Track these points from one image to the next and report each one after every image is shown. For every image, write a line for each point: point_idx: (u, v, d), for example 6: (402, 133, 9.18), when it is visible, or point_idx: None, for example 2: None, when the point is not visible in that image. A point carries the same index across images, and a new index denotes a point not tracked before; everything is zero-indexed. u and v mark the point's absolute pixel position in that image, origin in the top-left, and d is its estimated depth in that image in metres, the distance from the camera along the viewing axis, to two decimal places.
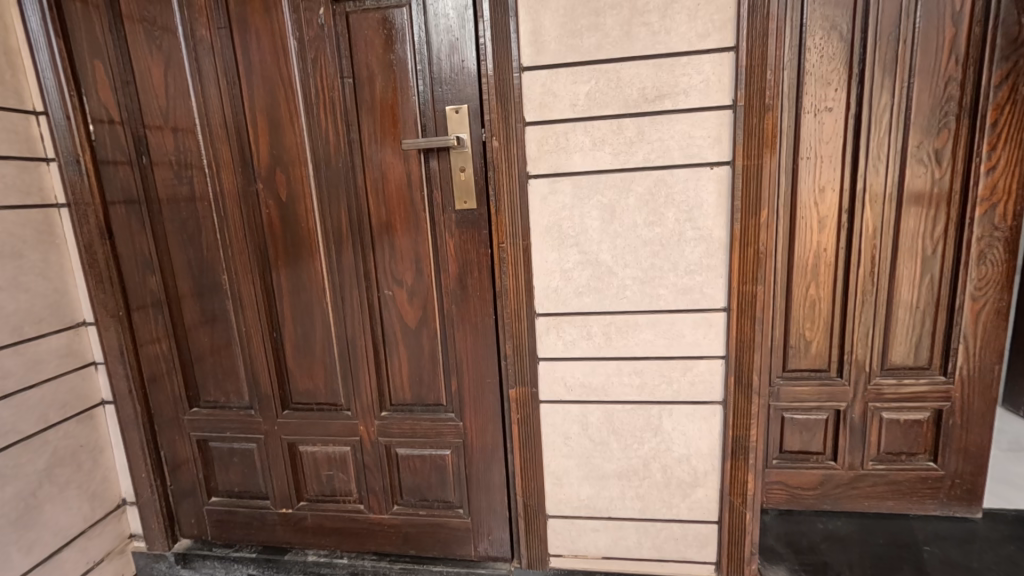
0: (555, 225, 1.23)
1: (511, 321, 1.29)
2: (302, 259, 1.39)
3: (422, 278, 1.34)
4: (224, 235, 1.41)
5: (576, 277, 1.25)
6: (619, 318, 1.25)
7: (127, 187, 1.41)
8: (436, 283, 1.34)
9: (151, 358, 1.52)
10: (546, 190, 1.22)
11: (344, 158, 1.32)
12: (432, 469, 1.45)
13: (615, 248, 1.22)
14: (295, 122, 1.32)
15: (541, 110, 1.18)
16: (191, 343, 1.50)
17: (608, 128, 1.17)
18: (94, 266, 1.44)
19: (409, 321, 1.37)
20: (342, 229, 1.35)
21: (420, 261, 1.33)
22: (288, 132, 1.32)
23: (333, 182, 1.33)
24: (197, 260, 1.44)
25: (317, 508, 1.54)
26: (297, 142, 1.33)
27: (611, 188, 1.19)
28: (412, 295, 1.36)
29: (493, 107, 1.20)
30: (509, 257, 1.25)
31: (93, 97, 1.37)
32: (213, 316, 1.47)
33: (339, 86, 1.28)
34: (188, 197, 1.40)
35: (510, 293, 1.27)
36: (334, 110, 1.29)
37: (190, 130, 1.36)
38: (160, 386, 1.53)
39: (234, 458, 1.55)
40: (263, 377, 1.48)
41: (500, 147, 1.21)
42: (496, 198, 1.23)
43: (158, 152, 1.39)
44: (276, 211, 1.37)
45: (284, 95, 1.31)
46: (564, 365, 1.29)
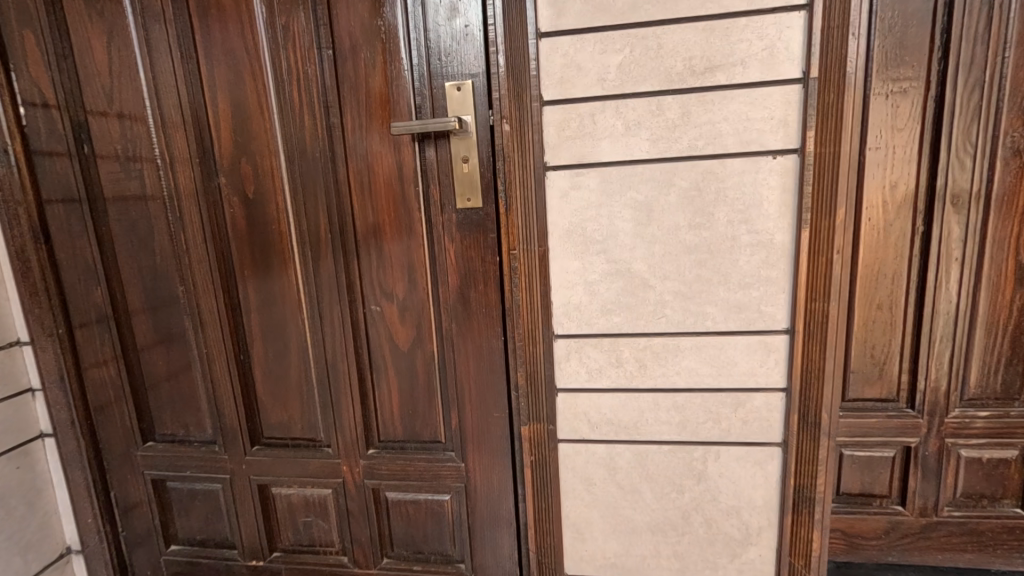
0: (578, 229, 1.01)
1: (523, 344, 1.06)
2: (273, 268, 1.16)
3: (416, 291, 1.11)
4: (181, 241, 1.18)
5: (603, 292, 1.02)
6: (656, 341, 1.03)
7: (66, 182, 1.18)
8: (433, 297, 1.11)
9: (97, 384, 1.29)
10: (567, 185, 0.99)
11: (322, 148, 1.09)
12: (428, 517, 1.22)
13: (652, 257, 1.00)
14: (263, 104, 1.09)
15: (561, 87, 0.96)
16: (144, 366, 1.27)
17: (646, 109, 0.95)
18: (27, 276, 1.21)
19: (400, 342, 1.14)
20: (321, 232, 1.13)
21: (413, 271, 1.11)
22: (256, 116, 1.10)
23: (309, 176, 1.11)
24: (149, 269, 1.21)
25: (295, 559, 1.31)
26: (266, 128, 1.10)
27: (649, 182, 0.97)
28: (404, 311, 1.13)
29: (503, 84, 0.97)
30: (522, 266, 1.03)
31: (24, 75, 1.14)
32: (169, 336, 1.24)
33: (316, 60, 1.06)
34: (137, 194, 1.18)
35: (523, 310, 1.04)
36: (310, 90, 1.07)
37: (139, 115, 1.14)
38: (109, 416, 1.31)
39: (195, 501, 1.32)
40: (229, 407, 1.25)
41: (511, 132, 0.98)
42: (505, 194, 1.01)
43: (102, 141, 1.17)
44: (241, 211, 1.15)
45: (250, 71, 1.08)
46: (587, 398, 1.07)
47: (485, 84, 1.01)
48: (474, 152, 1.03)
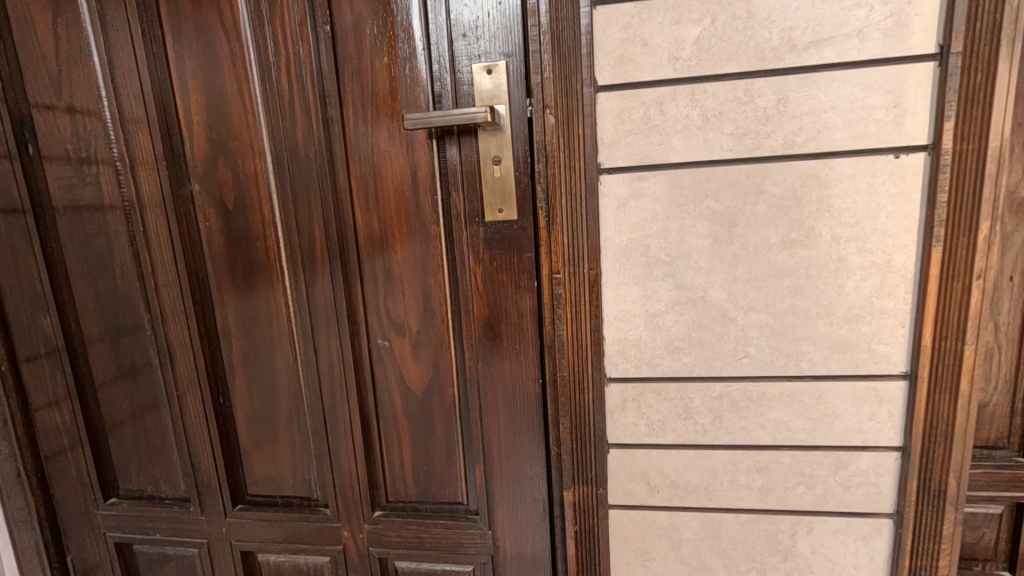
0: (638, 247, 0.80)
1: (568, 389, 0.85)
2: (259, 292, 0.95)
3: (433, 322, 0.91)
4: (146, 260, 0.97)
5: (670, 325, 0.82)
6: (735, 387, 0.82)
7: (6, 190, 0.97)
8: (454, 329, 0.91)
9: (48, 430, 1.07)
10: (626, 192, 0.79)
11: (317, 146, 0.88)
12: None
13: (733, 282, 0.79)
14: (244, 93, 0.88)
15: (621, 68, 0.76)
16: (104, 409, 1.06)
17: (729, 96, 0.74)
18: None
19: (414, 384, 0.93)
20: (316, 249, 0.92)
21: (430, 297, 0.90)
22: (236, 107, 0.89)
23: (302, 181, 0.90)
24: (108, 294, 1.00)
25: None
26: (248, 121, 0.89)
27: (731, 189, 0.76)
28: (419, 346, 0.92)
29: (547, 63, 0.76)
30: (568, 294, 0.82)
31: None
32: (134, 374, 1.03)
33: (310, 37, 0.85)
34: (92, 203, 0.97)
35: (568, 348, 0.84)
36: (302, 74, 0.86)
37: (93, 107, 0.93)
38: (64, 469, 1.09)
39: (167, 568, 1.11)
40: (207, 459, 1.04)
41: (556, 125, 0.78)
42: (547, 204, 0.80)
43: (50, 140, 0.96)
44: (218, 224, 0.94)
45: (227, 52, 0.87)
46: (646, 456, 0.87)
47: (521, 65, 0.80)
48: (507, 151, 0.82)
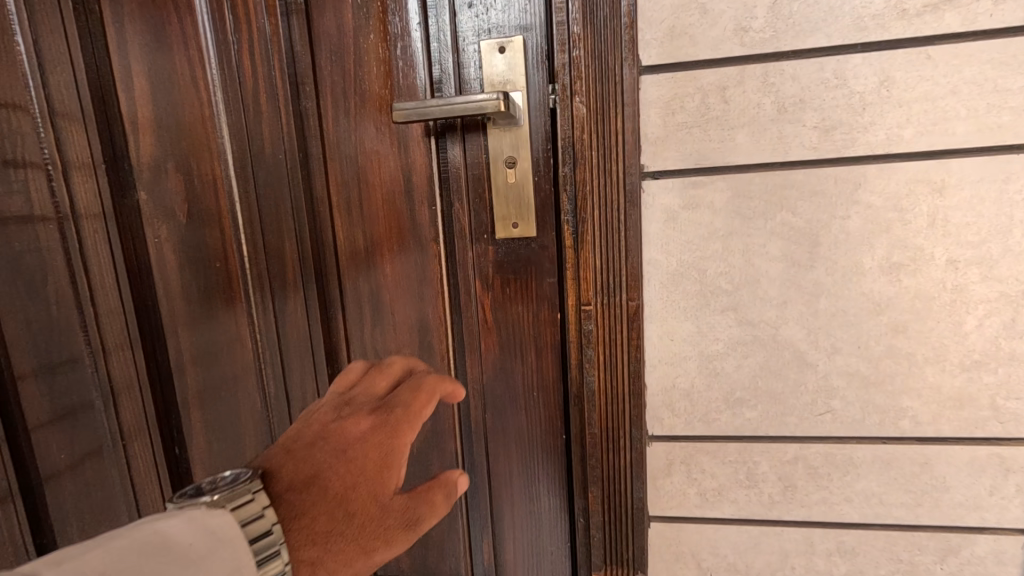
0: (691, 273, 0.63)
1: (600, 447, 0.68)
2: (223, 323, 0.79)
3: (432, 362, 0.73)
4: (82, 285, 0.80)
5: (729, 370, 0.65)
6: (813, 450, 0.65)
7: None
8: (458, 371, 0.73)
9: None
10: (676, 203, 0.62)
11: (286, 144, 0.71)
12: None
13: (814, 318, 0.62)
14: (201, 81, 0.73)
15: (671, 44, 0.59)
16: None
17: (815, 78, 0.57)
18: None
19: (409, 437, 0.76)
20: (289, 271, 0.75)
21: (426, 331, 0.73)
22: (191, 99, 0.73)
23: (270, 187, 0.73)
24: None
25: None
26: (204, 115, 0.73)
27: (815, 198, 0.59)
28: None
29: (575, 38, 0.59)
30: (601, 331, 0.65)
31: None
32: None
33: (279, 10, 0.69)
34: None
35: (600, 396, 0.67)
36: (268, 55, 0.69)
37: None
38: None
39: None
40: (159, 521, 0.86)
41: (586, 117, 0.61)
42: (574, 218, 0.63)
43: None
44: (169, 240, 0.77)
45: (179, 30, 0.71)
46: (697, 533, 0.69)
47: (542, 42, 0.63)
48: (523, 150, 0.65)
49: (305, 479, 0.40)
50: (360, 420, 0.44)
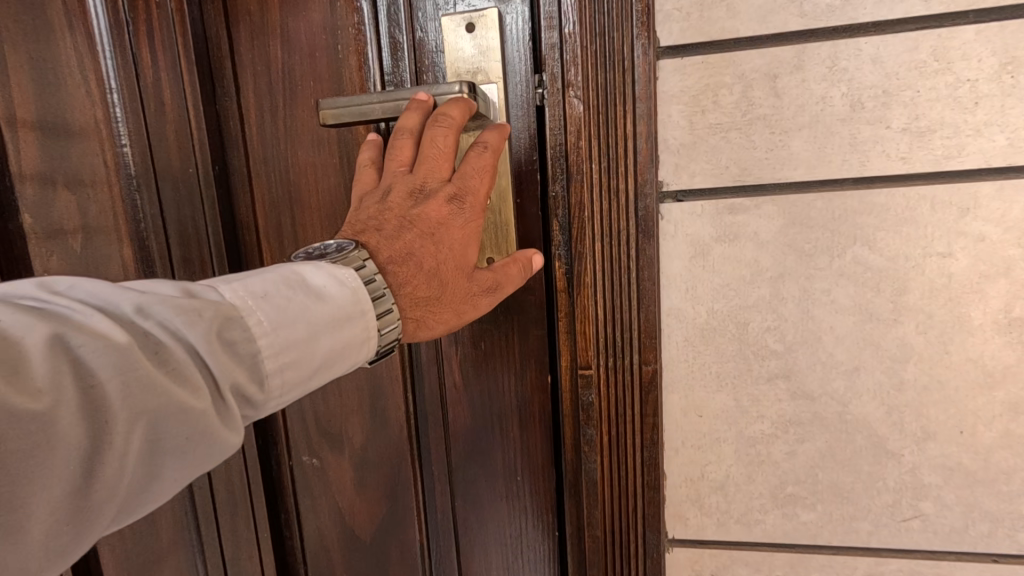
0: (727, 327, 0.46)
1: (603, 554, 0.51)
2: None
3: (387, 434, 0.56)
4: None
5: (778, 458, 0.48)
6: (893, 568, 0.48)
7: None
8: (420, 446, 0.56)
9: None
10: (707, 233, 0.45)
11: (194, 153, 0.54)
12: None
13: (897, 391, 0.45)
14: (81, 69, 0.55)
15: (702, 16, 0.43)
16: None
17: (905, 60, 0.41)
18: None
19: (360, 526, 0.59)
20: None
21: (378, 395, 0.56)
22: (69, 91, 0.55)
23: (176, 209, 0.56)
24: None
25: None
26: (88, 115, 0.56)
27: (902, 229, 0.43)
28: (365, 469, 0.58)
29: (569, 9, 0.44)
30: (606, 403, 0.48)
31: None
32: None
33: None
34: None
35: (603, 488, 0.50)
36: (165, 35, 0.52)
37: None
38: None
39: None
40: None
41: (585, 117, 0.44)
42: (568, 254, 0.47)
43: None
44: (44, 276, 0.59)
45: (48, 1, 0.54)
46: None
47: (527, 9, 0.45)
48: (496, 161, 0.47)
49: (401, 256, 0.39)
50: (441, 209, 0.40)
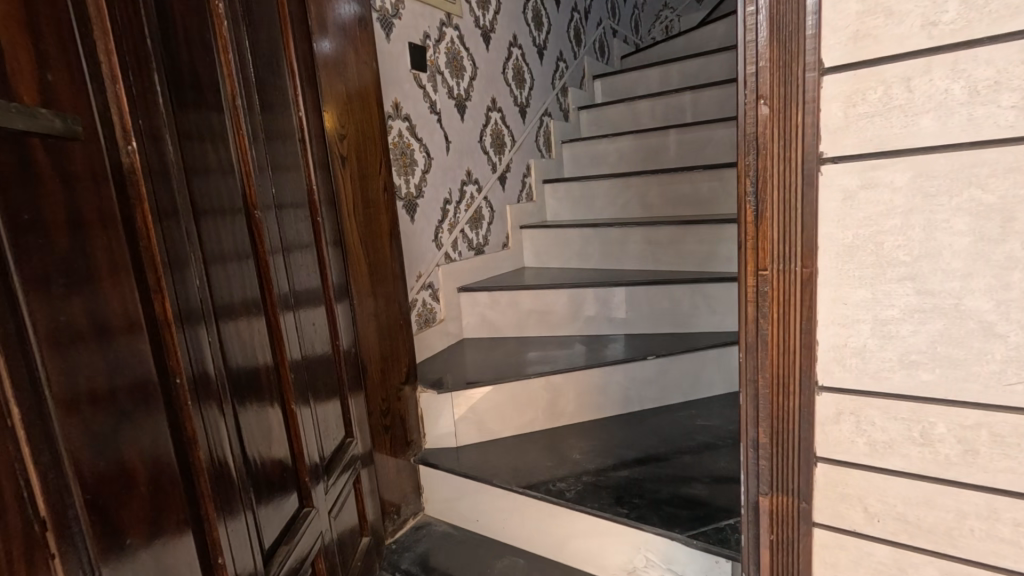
0: (867, 245, 0.71)
1: (773, 393, 0.81)
2: (206, 360, 0.81)
3: (62, 489, 0.55)
4: (250, 262, 1.00)
5: (905, 334, 0.71)
6: (999, 419, 0.67)
7: (298, 195, 1.24)
8: (58, 520, 0.54)
9: (325, 372, 1.31)
10: (854, 183, 0.71)
11: (181, 188, 0.80)
12: (674, 549, 1.34)
13: (1005, 290, 0.65)
14: (135, 93, 0.71)
15: (856, 45, 0.68)
16: (338, 366, 1.38)
17: (1012, 60, 0.60)
18: (324, 270, 1.34)
19: (143, 545, 0.65)
20: (128, 303, 0.67)
21: (59, 444, 0.56)
22: (147, 115, 0.73)
23: (206, 229, 0.87)
24: (334, 283, 1.38)
25: (573, 509, 1.47)
26: (209, 177, 0.90)
27: (1010, 175, 0.62)
28: (116, 487, 0.62)
29: (762, 51, 0.73)
30: (776, 292, 0.78)
31: (296, 113, 1.28)
32: (303, 376, 1.17)
33: (150, 90, 0.75)
34: (315, 224, 1.32)
35: (774, 348, 0.79)
36: (142, 115, 0.73)
37: (249, 124, 1.04)
38: (349, 413, 1.42)
39: (469, 489, 1.67)
40: (270, 526, 0.99)
41: (770, 116, 0.73)
42: (755, 199, 0.77)
43: (307, 172, 1.30)
44: (285, 255, 1.15)
45: (187, 98, 0.86)
46: (866, 477, 0.77)
47: None
48: None
49: None
50: None
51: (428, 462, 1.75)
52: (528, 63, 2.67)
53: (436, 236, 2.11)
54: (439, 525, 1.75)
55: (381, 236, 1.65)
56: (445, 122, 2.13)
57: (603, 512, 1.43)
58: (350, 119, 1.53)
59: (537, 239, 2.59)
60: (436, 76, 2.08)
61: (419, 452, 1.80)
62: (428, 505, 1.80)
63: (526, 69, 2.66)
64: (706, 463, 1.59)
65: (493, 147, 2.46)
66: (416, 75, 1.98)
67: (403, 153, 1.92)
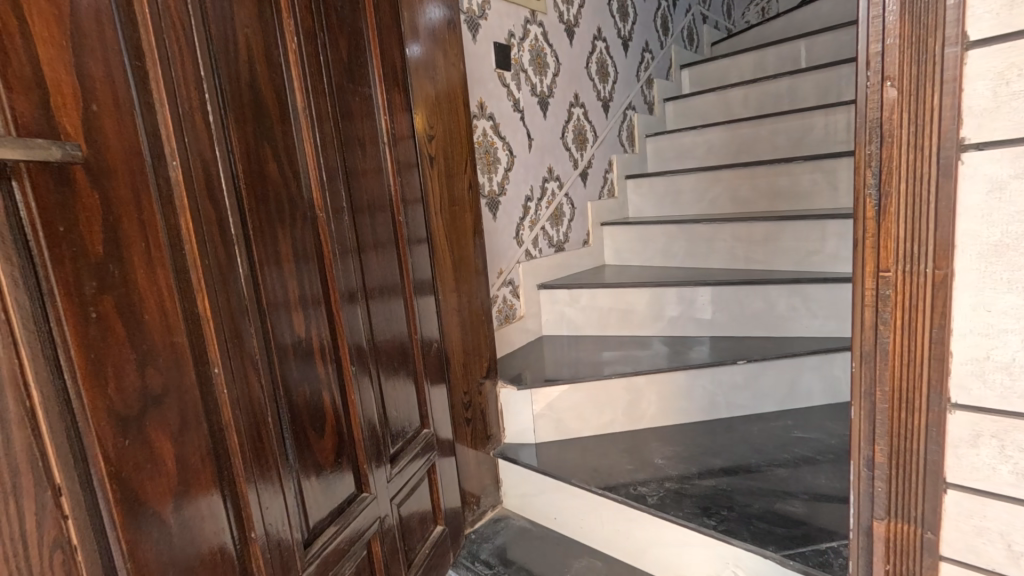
0: (1019, 244, 0.62)
1: (895, 408, 0.72)
2: (248, 350, 0.90)
3: (80, 463, 0.64)
4: (312, 261, 1.07)
5: None
6: None
7: (374, 193, 1.30)
8: (76, 488, 0.64)
9: (398, 360, 1.37)
10: (1004, 173, 0.62)
11: (230, 195, 0.88)
12: (767, 568, 1.26)
13: None
14: (184, 115, 0.80)
15: (1010, 14, 0.59)
16: (416, 353, 1.45)
17: None
18: (403, 260, 1.41)
19: (169, 512, 0.75)
20: (165, 302, 0.76)
21: (79, 424, 0.65)
22: (194, 135, 0.82)
23: (262, 228, 0.95)
24: (412, 274, 1.44)
25: (655, 516, 1.42)
26: (267, 181, 0.97)
27: None
28: (140, 463, 0.71)
29: (891, 27, 0.65)
30: (900, 296, 0.69)
31: (382, 118, 1.35)
32: (367, 366, 1.23)
33: (202, 108, 0.84)
34: (394, 220, 1.38)
35: (896, 358, 0.71)
36: (189, 132, 0.81)
37: (321, 129, 1.11)
38: (425, 401, 1.48)
39: (547, 486, 1.67)
40: (318, 505, 1.06)
41: (899, 100, 0.66)
42: (877, 192, 0.69)
43: (388, 171, 1.36)
44: (357, 247, 1.22)
45: (246, 111, 0.93)
46: (1011, 509, 0.68)
47: None
48: None
49: None
50: None
51: (506, 456, 1.77)
52: (612, 56, 2.61)
53: (517, 233, 2.13)
54: (516, 519, 1.77)
55: (465, 233, 1.68)
56: (527, 119, 2.14)
57: (688, 522, 1.37)
58: (438, 120, 1.58)
59: (619, 236, 2.53)
60: (520, 74, 2.10)
61: (498, 446, 1.83)
62: (506, 499, 1.82)
63: (610, 62, 2.60)
64: (804, 479, 1.48)
65: (575, 142, 2.43)
66: (500, 74, 2.00)
67: (487, 152, 1.95)
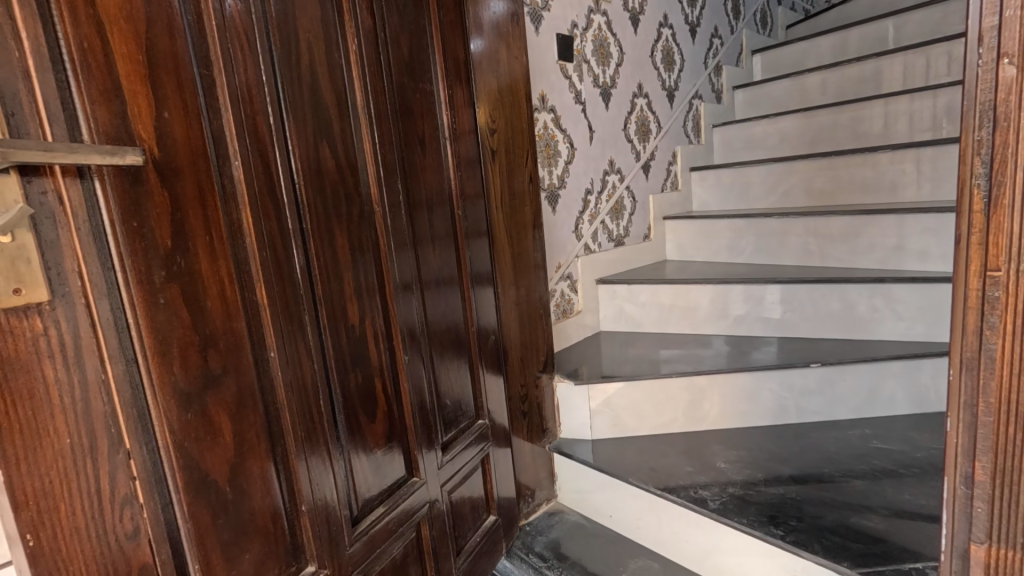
0: None
1: (1001, 422, 0.65)
2: (301, 337, 0.95)
3: (147, 432, 0.71)
4: (368, 253, 1.11)
5: None
6: None
7: (431, 186, 1.32)
8: (144, 453, 0.70)
9: (451, 349, 1.39)
10: None
11: (286, 190, 0.93)
12: None
13: None
14: (245, 117, 0.86)
15: None
16: (471, 342, 1.47)
17: None
18: (460, 250, 1.43)
19: (227, 481, 0.80)
20: (226, 289, 0.81)
21: (147, 397, 0.71)
22: (254, 136, 0.87)
23: (319, 221, 0.99)
24: (469, 265, 1.46)
25: (717, 522, 1.37)
26: (324, 176, 1.01)
27: None
28: (200, 435, 0.77)
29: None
30: (1013, 299, 0.62)
31: (441, 112, 1.37)
32: (419, 353, 1.26)
33: (262, 111, 0.89)
34: (452, 212, 1.40)
35: (1003, 368, 0.64)
36: (251, 133, 0.86)
37: (381, 125, 1.15)
38: (479, 391, 1.50)
39: (603, 484, 1.66)
40: (367, 483, 1.11)
41: (1018, 79, 0.59)
42: (987, 182, 0.63)
43: (447, 165, 1.38)
44: (413, 238, 1.25)
45: (307, 111, 0.98)
46: None
47: None
48: None
49: None
50: None
51: (562, 451, 1.77)
52: (679, 43, 2.52)
53: (576, 227, 2.11)
54: (571, 514, 1.77)
55: (524, 227, 1.68)
56: (588, 111, 2.11)
57: (752, 530, 1.31)
58: (500, 113, 1.58)
59: (682, 231, 2.45)
60: (582, 65, 2.06)
61: (554, 440, 1.83)
62: (561, 494, 1.82)
63: (676, 50, 2.51)
64: (884, 494, 1.37)
65: (638, 133, 2.36)
66: (563, 65, 1.98)
67: (548, 145, 1.94)
